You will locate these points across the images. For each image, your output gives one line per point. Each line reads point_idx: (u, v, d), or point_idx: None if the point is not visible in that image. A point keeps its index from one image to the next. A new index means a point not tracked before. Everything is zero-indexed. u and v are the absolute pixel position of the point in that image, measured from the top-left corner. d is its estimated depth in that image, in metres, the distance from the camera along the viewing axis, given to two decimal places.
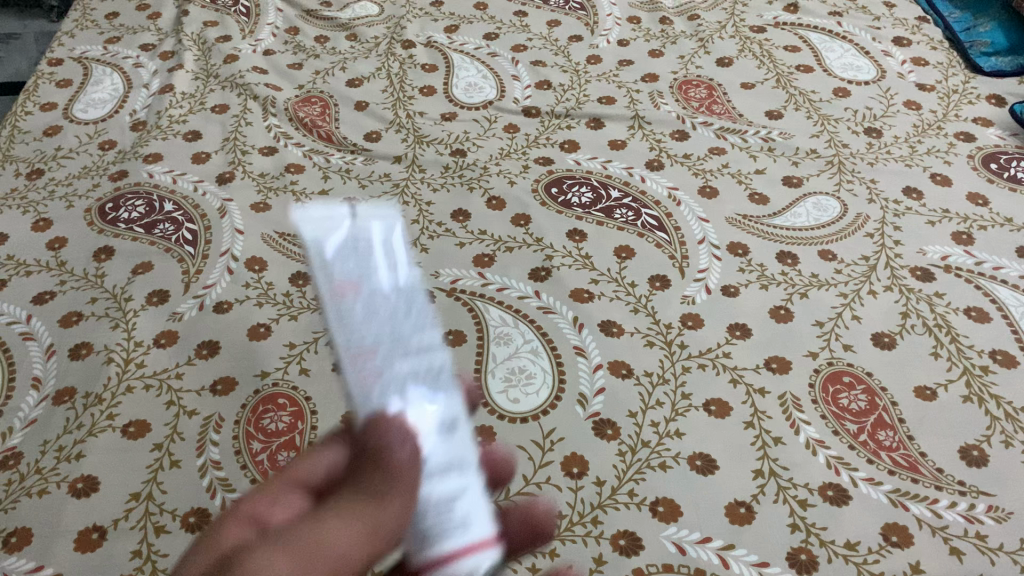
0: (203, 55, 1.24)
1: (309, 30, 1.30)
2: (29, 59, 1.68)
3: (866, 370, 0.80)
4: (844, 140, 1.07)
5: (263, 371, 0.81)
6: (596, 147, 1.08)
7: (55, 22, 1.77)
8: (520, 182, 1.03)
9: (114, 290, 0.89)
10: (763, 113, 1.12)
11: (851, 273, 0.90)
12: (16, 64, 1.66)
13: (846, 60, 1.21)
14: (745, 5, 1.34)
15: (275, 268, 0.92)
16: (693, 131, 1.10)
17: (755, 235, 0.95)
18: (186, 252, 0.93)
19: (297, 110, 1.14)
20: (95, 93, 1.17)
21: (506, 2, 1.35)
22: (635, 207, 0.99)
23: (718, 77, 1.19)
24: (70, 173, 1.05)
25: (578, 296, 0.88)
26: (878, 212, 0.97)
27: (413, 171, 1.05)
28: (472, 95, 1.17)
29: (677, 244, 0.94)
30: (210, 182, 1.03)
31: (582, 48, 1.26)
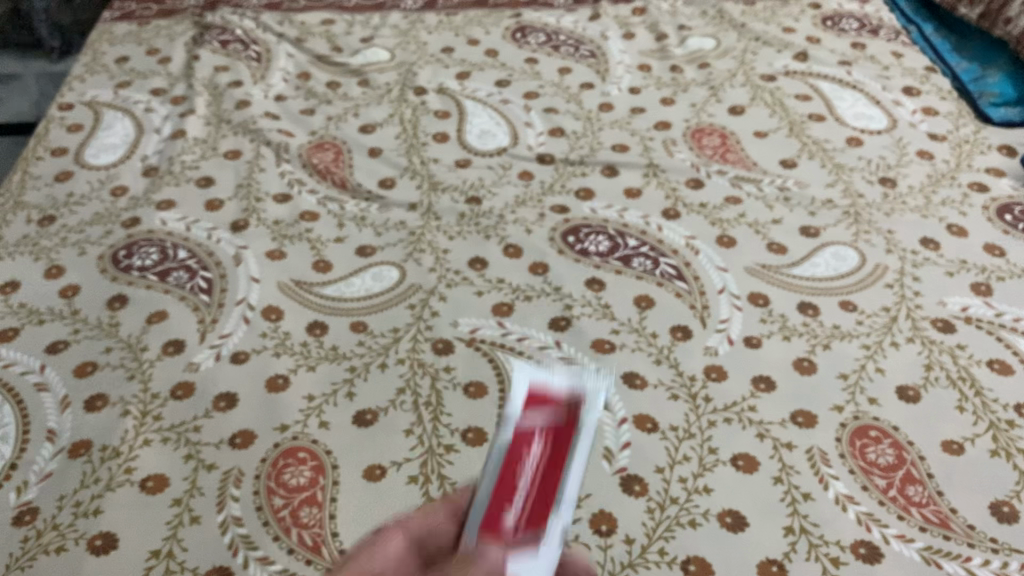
0: (215, 100, 1.23)
1: (321, 75, 1.30)
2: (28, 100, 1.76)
3: (891, 424, 0.79)
4: (858, 191, 1.07)
5: (282, 424, 0.80)
6: (612, 195, 1.08)
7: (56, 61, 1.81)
8: (536, 230, 1.03)
9: (129, 339, 0.88)
10: (777, 162, 1.13)
11: (872, 325, 0.90)
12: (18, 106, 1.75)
13: (857, 110, 1.21)
14: (755, 53, 1.34)
15: (292, 317, 0.91)
16: (707, 180, 1.10)
17: (775, 286, 0.95)
18: (202, 301, 0.92)
19: (310, 156, 1.14)
20: (106, 139, 1.17)
21: (517, 49, 1.36)
22: (653, 256, 0.99)
23: (731, 125, 1.20)
24: (82, 220, 1.04)
25: (599, 347, 0.87)
26: (896, 262, 0.97)
27: (429, 218, 1.05)
28: (485, 142, 1.17)
29: (696, 294, 0.94)
30: (224, 229, 1.02)
31: (594, 95, 1.26)
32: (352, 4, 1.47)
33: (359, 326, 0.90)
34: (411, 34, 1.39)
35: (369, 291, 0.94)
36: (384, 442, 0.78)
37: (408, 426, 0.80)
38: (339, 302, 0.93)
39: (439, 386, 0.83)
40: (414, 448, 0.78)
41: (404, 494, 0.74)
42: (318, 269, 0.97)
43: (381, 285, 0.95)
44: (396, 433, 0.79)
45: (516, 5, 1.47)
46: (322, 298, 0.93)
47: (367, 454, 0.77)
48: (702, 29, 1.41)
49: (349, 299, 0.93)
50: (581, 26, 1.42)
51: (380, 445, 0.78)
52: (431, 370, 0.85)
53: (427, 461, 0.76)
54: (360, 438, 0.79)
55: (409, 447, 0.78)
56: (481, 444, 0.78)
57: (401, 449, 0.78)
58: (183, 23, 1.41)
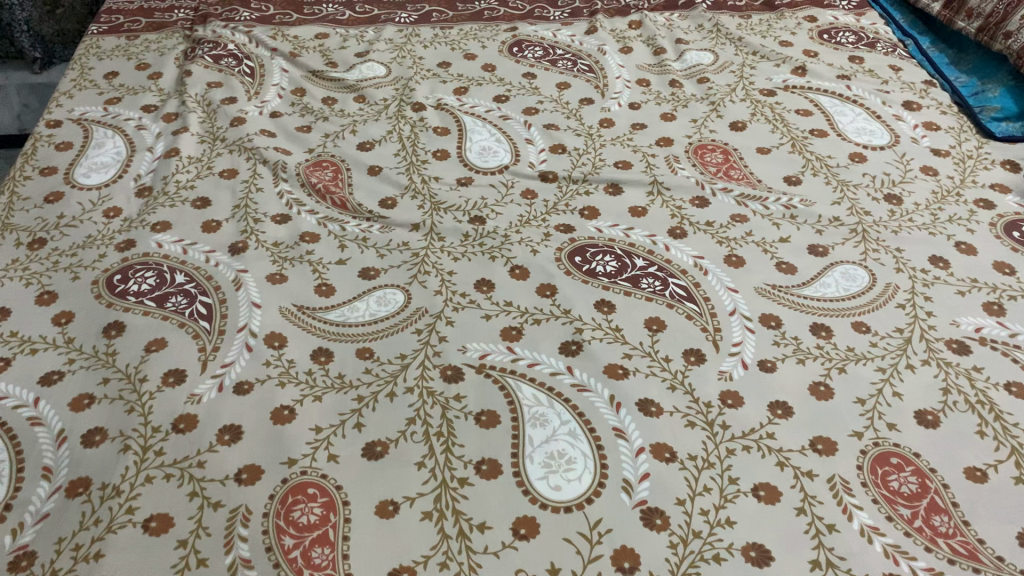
0: (209, 117, 1.21)
1: (316, 91, 1.27)
2: None
3: (912, 451, 0.78)
4: (865, 208, 1.06)
5: (290, 458, 0.77)
6: (617, 214, 1.07)
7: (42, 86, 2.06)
8: (542, 251, 1.01)
9: (128, 369, 0.85)
10: (782, 179, 1.11)
11: (887, 347, 0.89)
12: None
13: (859, 125, 1.20)
14: (753, 67, 1.33)
15: (296, 344, 0.88)
16: (712, 197, 1.09)
17: (787, 306, 0.94)
18: (202, 328, 0.90)
19: (309, 174, 1.11)
20: (96, 157, 1.14)
21: (515, 63, 1.34)
22: (662, 276, 0.98)
23: (733, 141, 1.18)
24: (74, 243, 1.01)
25: (612, 372, 0.85)
26: (907, 281, 0.96)
27: (432, 239, 1.03)
28: (487, 160, 1.15)
29: (707, 316, 0.93)
30: (223, 252, 0.99)
31: (594, 111, 1.25)
32: (345, 17, 1.44)
33: (365, 353, 0.88)
34: (406, 48, 1.37)
35: (375, 315, 0.92)
36: (396, 476, 0.76)
37: (420, 459, 0.77)
38: (344, 328, 0.90)
39: (449, 415, 0.81)
40: (427, 482, 0.75)
41: (420, 531, 0.71)
42: (321, 293, 0.95)
43: (386, 309, 0.93)
44: (409, 466, 0.77)
45: (510, 19, 1.45)
46: (326, 324, 0.91)
47: (379, 489, 0.75)
48: (699, 43, 1.40)
49: (354, 325, 0.91)
50: (578, 40, 1.41)
51: (392, 480, 0.76)
52: (441, 400, 0.83)
53: (442, 495, 0.74)
54: (371, 471, 0.76)
55: (422, 481, 0.75)
56: (496, 477, 0.76)
57: (414, 483, 0.75)
58: (172, 36, 1.38)
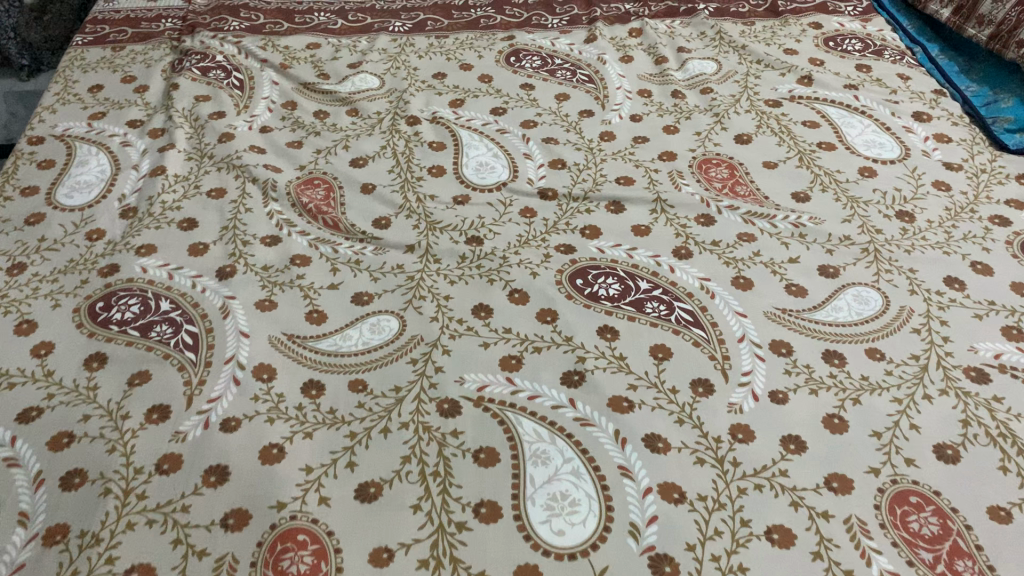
0: (197, 133, 1.17)
1: (307, 104, 1.23)
2: None
3: (932, 489, 0.75)
4: (876, 226, 1.03)
5: (279, 501, 0.73)
6: (619, 233, 1.03)
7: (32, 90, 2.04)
8: (542, 273, 0.97)
9: (109, 405, 0.81)
10: (789, 195, 1.08)
11: (902, 375, 0.85)
12: None
13: (868, 137, 1.17)
14: (758, 76, 1.30)
15: (286, 376, 0.84)
16: (718, 215, 1.05)
17: (798, 332, 0.90)
18: (188, 359, 0.86)
19: (300, 193, 1.07)
20: (79, 176, 1.10)
21: (512, 74, 1.30)
22: (667, 300, 0.94)
23: (738, 155, 1.15)
24: (55, 268, 0.97)
25: (617, 405, 0.82)
26: (922, 304, 0.93)
27: (428, 261, 0.99)
28: (484, 176, 1.11)
29: (715, 342, 0.89)
30: (210, 277, 0.95)
31: (594, 124, 1.21)
32: (338, 26, 1.40)
33: (358, 385, 0.84)
34: (400, 59, 1.33)
35: (368, 344, 0.88)
36: (391, 521, 0.72)
37: (416, 501, 0.74)
38: (336, 358, 0.87)
39: (446, 453, 0.77)
40: (423, 526, 0.72)
41: None
42: (312, 320, 0.91)
43: (380, 337, 0.89)
44: (404, 509, 0.73)
45: (507, 27, 1.41)
46: (318, 354, 0.87)
47: (373, 535, 0.71)
48: (701, 52, 1.36)
49: (347, 355, 0.87)
50: (577, 48, 1.37)
51: (387, 524, 0.72)
52: (438, 436, 0.79)
53: (439, 541, 0.70)
54: (364, 516, 0.73)
55: (418, 525, 0.72)
56: (496, 521, 0.72)
57: (410, 528, 0.71)
58: (159, 47, 1.34)
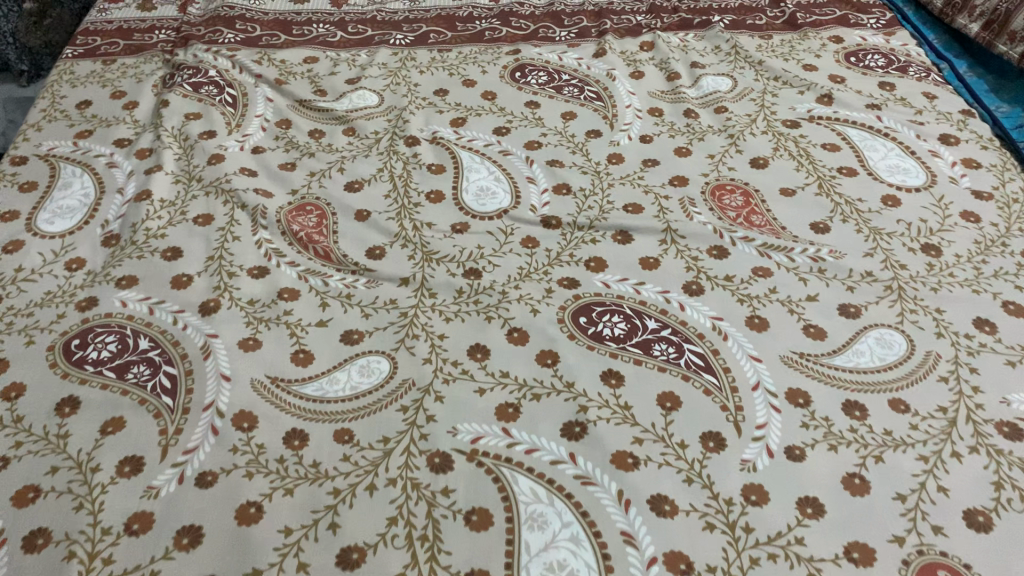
0: (185, 154, 1.12)
1: (302, 123, 1.18)
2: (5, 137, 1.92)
3: (962, 562, 0.69)
4: (900, 261, 0.96)
5: (254, 568, 0.68)
6: (626, 266, 0.97)
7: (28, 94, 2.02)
8: (544, 310, 0.92)
9: (79, 456, 0.76)
10: (808, 226, 1.02)
11: (929, 430, 0.79)
12: None
13: (891, 162, 1.10)
14: (775, 94, 1.23)
15: (268, 425, 0.79)
16: (732, 247, 0.99)
17: (816, 380, 0.84)
18: (165, 405, 0.81)
19: (290, 220, 1.02)
20: (62, 200, 1.05)
21: (517, 90, 1.25)
22: (676, 341, 0.88)
23: (754, 180, 1.09)
24: (31, 301, 0.92)
25: (620, 462, 0.76)
26: (950, 350, 0.86)
27: (422, 295, 0.93)
28: (485, 203, 1.06)
29: (727, 391, 0.83)
30: (192, 312, 0.90)
31: (602, 145, 1.15)
32: (336, 39, 1.35)
33: (345, 436, 0.79)
34: (400, 74, 1.28)
35: (357, 389, 0.83)
36: None
37: (401, 569, 0.68)
38: (322, 405, 0.81)
39: (436, 515, 0.72)
40: None
41: None
42: (298, 362, 0.86)
43: (370, 381, 0.84)
44: None
45: (513, 40, 1.36)
46: (303, 400, 0.82)
47: None
48: (716, 67, 1.30)
49: (334, 401, 0.82)
50: (585, 63, 1.31)
51: None
52: (427, 495, 0.74)
53: None
54: None
55: None
56: None
57: None
58: (151, 60, 1.29)
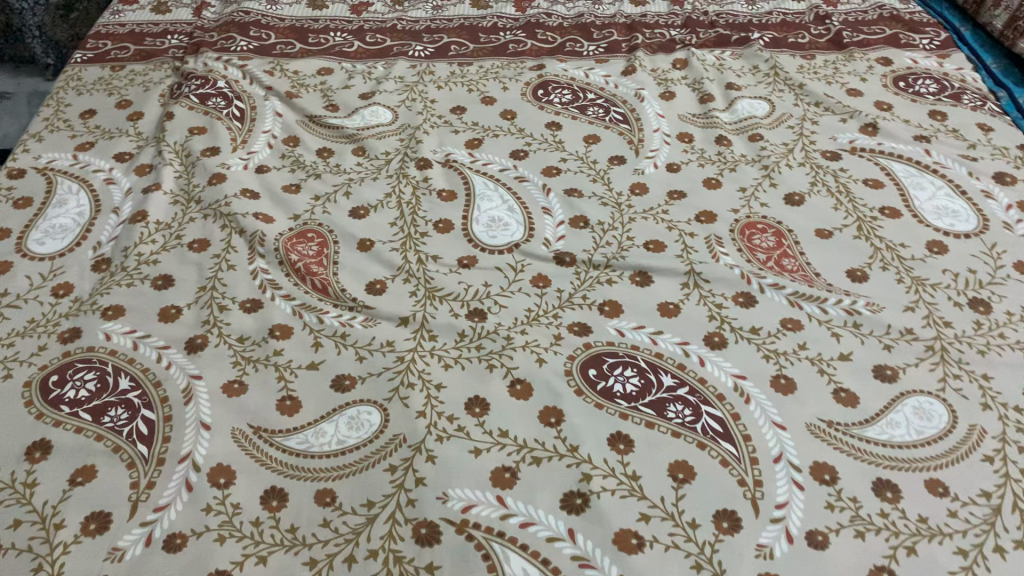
0: (186, 171, 1.07)
1: (311, 140, 1.12)
2: (19, 123, 1.87)
3: None
4: (944, 317, 0.88)
5: None
6: (644, 311, 0.90)
7: (49, 83, 1.98)
8: (551, 359, 0.85)
9: (44, 510, 0.72)
10: (844, 273, 0.94)
11: (970, 519, 0.71)
12: (7, 128, 1.85)
13: (939, 203, 1.02)
14: (815, 122, 1.15)
15: (246, 482, 0.74)
16: (759, 294, 0.91)
17: (845, 453, 0.76)
18: (139, 454, 0.76)
19: (289, 248, 0.96)
20: (55, 218, 1.00)
21: (539, 110, 1.18)
22: (693, 402, 0.81)
23: (787, 219, 1.01)
24: (13, 330, 0.87)
25: (623, 542, 0.69)
26: (996, 424, 0.78)
27: (422, 338, 0.87)
28: (496, 235, 0.99)
29: (746, 462, 0.76)
30: (177, 349, 0.85)
31: (625, 173, 1.08)
32: (353, 49, 1.29)
33: (327, 498, 0.73)
34: (417, 88, 1.22)
35: (344, 444, 0.77)
36: None
37: None
38: (306, 461, 0.76)
39: None
40: None
41: None
42: (284, 410, 0.80)
43: (359, 434, 0.78)
44: None
45: (538, 54, 1.29)
46: (286, 454, 0.76)
47: None
48: (752, 90, 1.22)
49: (319, 457, 0.76)
50: (612, 81, 1.23)
51: None
52: (410, 571, 0.68)
53: None
54: None
55: None
56: None
57: None
58: (161, 68, 1.25)
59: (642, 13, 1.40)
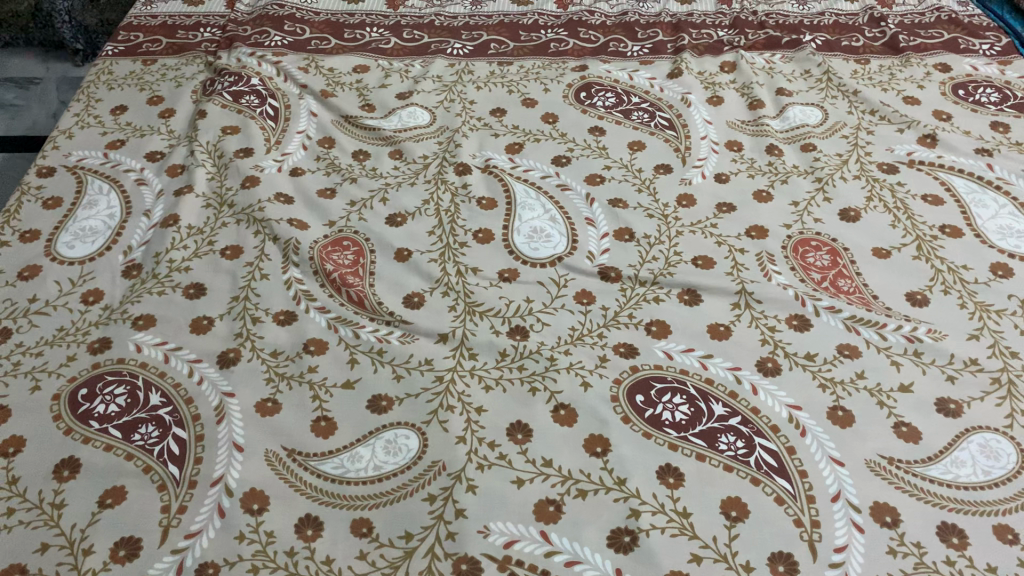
0: (219, 173, 1.04)
1: (346, 142, 1.09)
2: (46, 108, 1.85)
3: None
4: (1012, 347, 0.83)
5: None
6: (693, 333, 0.86)
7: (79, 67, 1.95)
8: (596, 383, 0.81)
9: (73, 533, 0.69)
10: (903, 297, 0.89)
11: None
12: (35, 113, 1.83)
13: (1003, 222, 0.97)
14: (870, 132, 1.10)
15: (280, 509, 0.71)
16: (814, 317, 0.87)
17: (907, 494, 0.72)
18: (170, 476, 0.73)
19: (325, 256, 0.93)
20: (85, 220, 0.98)
21: (581, 113, 1.14)
22: (745, 433, 0.77)
23: (843, 236, 0.96)
24: (41, 338, 0.85)
25: None
26: None
27: (461, 356, 0.84)
28: (538, 246, 0.96)
29: (802, 500, 0.72)
30: (209, 363, 0.83)
31: (671, 183, 1.04)
32: (390, 45, 1.26)
33: (363, 528, 0.70)
34: (455, 89, 1.18)
35: (380, 471, 0.74)
36: None
37: None
38: (342, 489, 0.73)
39: None
40: None
41: None
42: (319, 432, 0.77)
43: (396, 460, 0.75)
44: None
45: (580, 54, 1.25)
46: (321, 480, 0.73)
47: None
48: (804, 96, 1.17)
49: (355, 484, 0.73)
50: (658, 84, 1.19)
51: None
52: None
53: None
54: None
55: None
56: None
57: None
58: (193, 63, 1.22)
59: (687, 12, 1.35)
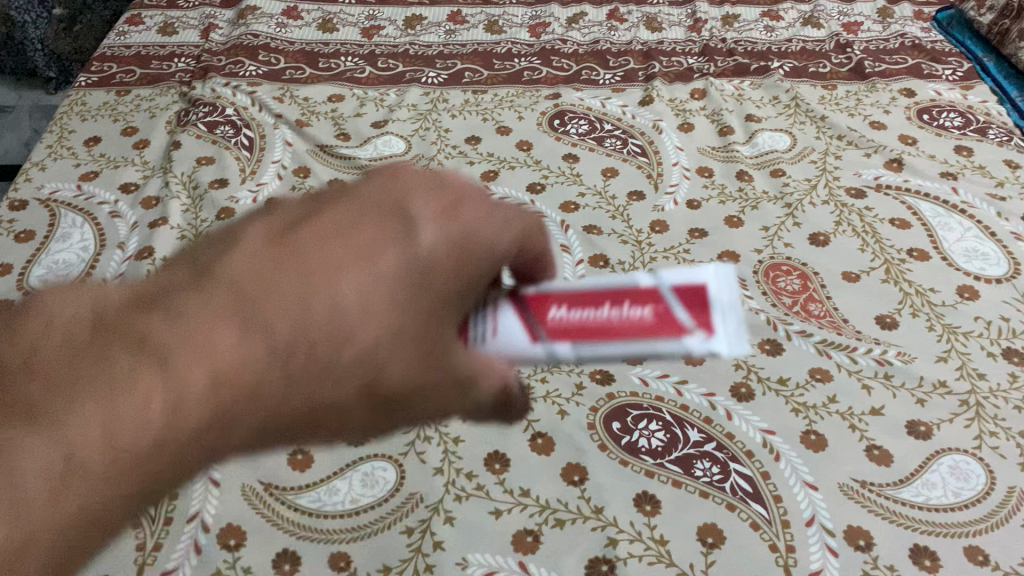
0: (194, 204, 1.04)
1: (322, 171, 1.10)
2: (18, 137, 1.84)
3: None
4: (979, 369, 0.85)
5: None
6: (668, 359, 0.87)
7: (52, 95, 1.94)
8: (572, 411, 0.82)
9: None
10: (873, 320, 0.91)
11: None
12: (7, 143, 1.82)
13: (969, 245, 0.99)
14: (837, 157, 1.12)
15: (257, 545, 0.71)
16: (786, 341, 0.88)
17: (881, 516, 0.73)
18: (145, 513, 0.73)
19: None
20: (59, 253, 0.97)
21: (555, 141, 1.15)
22: (721, 459, 0.78)
23: (813, 260, 0.98)
24: None
25: None
26: None
27: None
28: None
29: (778, 524, 0.73)
30: None
31: (645, 209, 1.05)
32: (364, 75, 1.27)
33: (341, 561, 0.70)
34: (430, 117, 1.19)
35: (358, 504, 0.74)
36: None
37: None
38: (319, 523, 0.73)
39: None
40: None
41: None
42: (297, 466, 0.77)
43: (374, 493, 0.75)
44: None
45: (554, 82, 1.26)
46: (298, 515, 0.73)
47: None
48: (773, 121, 1.19)
49: (333, 518, 0.73)
50: (630, 112, 1.21)
51: None
52: None
53: None
54: None
55: None
56: None
57: None
58: (167, 94, 1.22)
59: (658, 39, 1.37)
